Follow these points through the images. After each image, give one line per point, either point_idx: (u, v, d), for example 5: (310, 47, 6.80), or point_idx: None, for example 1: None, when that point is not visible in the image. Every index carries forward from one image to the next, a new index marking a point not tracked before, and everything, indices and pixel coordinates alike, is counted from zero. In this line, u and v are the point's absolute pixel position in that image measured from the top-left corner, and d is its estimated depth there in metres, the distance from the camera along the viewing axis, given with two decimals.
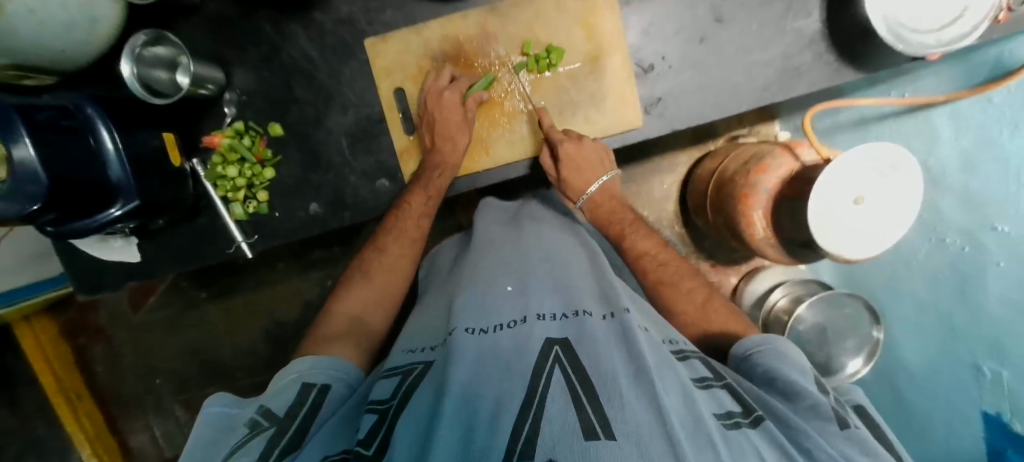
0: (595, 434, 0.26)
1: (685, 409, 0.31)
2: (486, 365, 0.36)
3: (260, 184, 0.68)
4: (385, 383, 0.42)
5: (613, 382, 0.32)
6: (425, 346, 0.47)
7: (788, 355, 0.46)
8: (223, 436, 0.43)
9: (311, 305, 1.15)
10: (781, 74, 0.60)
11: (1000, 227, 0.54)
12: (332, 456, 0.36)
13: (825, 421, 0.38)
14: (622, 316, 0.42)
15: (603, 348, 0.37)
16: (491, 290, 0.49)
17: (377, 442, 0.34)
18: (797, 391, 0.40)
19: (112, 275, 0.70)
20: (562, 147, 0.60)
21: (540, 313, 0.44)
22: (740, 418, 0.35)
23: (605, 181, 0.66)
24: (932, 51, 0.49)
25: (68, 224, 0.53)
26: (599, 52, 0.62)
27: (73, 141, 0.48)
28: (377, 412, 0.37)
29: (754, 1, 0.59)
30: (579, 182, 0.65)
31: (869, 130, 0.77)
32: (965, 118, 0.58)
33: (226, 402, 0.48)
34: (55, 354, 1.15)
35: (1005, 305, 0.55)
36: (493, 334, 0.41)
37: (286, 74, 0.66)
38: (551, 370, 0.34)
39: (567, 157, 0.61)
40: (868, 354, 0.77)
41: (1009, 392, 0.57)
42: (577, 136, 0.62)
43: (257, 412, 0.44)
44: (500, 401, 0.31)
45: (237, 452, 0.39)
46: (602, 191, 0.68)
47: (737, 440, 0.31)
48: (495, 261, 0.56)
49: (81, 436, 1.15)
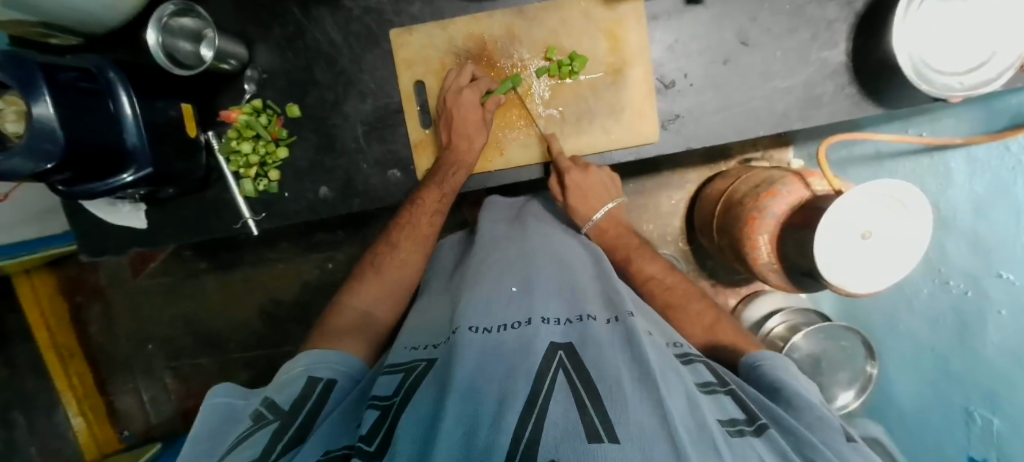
0: (598, 436, 0.27)
1: (689, 414, 0.32)
2: (490, 363, 0.36)
3: (273, 163, 0.68)
4: (387, 379, 0.43)
5: (617, 386, 0.32)
6: (428, 344, 0.48)
7: (798, 373, 0.46)
8: (227, 428, 0.44)
9: (309, 286, 1.16)
10: (801, 103, 0.60)
11: (1005, 274, 0.54)
12: (333, 451, 0.36)
13: (833, 432, 0.38)
14: (627, 320, 0.43)
15: (607, 353, 0.37)
16: (497, 290, 0.49)
17: (378, 439, 0.34)
18: (804, 404, 0.40)
19: (117, 239, 0.71)
20: (568, 176, 0.62)
21: (544, 316, 0.44)
22: (743, 425, 0.35)
23: (611, 209, 0.67)
24: (955, 94, 0.49)
25: (79, 185, 0.52)
26: (622, 64, 0.62)
27: (92, 103, 0.49)
28: (380, 409, 0.38)
29: (782, 27, 0.59)
30: (585, 209, 0.65)
31: (882, 166, 0.76)
32: (980, 163, 0.58)
33: (232, 393, 0.48)
34: (51, 311, 1.16)
35: (1004, 354, 0.55)
36: (498, 333, 0.41)
37: (308, 56, 0.66)
38: (555, 374, 0.34)
39: (574, 185, 0.63)
40: (859, 389, 0.78)
41: (998, 441, 0.57)
42: (584, 165, 0.63)
43: (261, 405, 0.45)
44: (503, 398, 0.31)
45: (242, 442, 0.39)
46: (608, 217, 0.67)
47: (740, 446, 0.31)
48: (499, 260, 0.56)
49: (70, 395, 1.17)
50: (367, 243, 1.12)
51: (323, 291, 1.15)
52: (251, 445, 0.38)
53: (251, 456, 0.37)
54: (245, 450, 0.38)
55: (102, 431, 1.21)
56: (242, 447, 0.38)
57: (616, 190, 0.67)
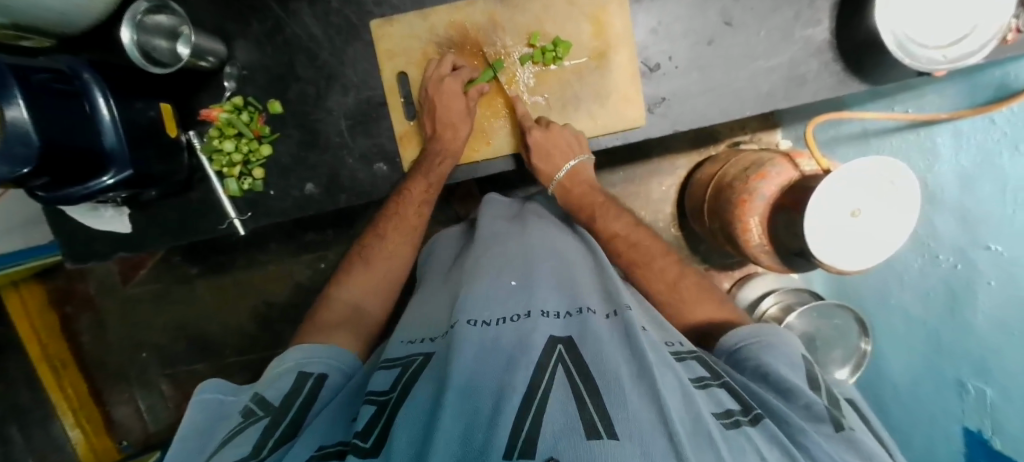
0: (597, 432, 0.26)
1: (685, 408, 0.32)
2: (490, 357, 0.36)
3: (257, 161, 0.67)
4: (384, 374, 0.42)
5: (616, 381, 0.32)
6: (425, 338, 0.47)
7: (783, 348, 0.46)
8: (217, 423, 0.44)
9: (303, 286, 1.15)
10: (787, 82, 0.60)
11: (993, 246, 0.54)
12: (327, 448, 0.35)
13: (820, 421, 0.38)
14: (625, 314, 0.43)
15: (606, 346, 0.37)
16: (496, 284, 0.49)
17: (374, 435, 0.34)
18: (791, 389, 0.40)
19: (102, 245, 0.70)
20: (531, 134, 0.60)
21: (543, 309, 0.45)
22: (739, 416, 0.35)
23: (574, 167, 0.63)
24: (939, 68, 0.49)
25: (59, 190, 0.51)
26: (606, 48, 0.61)
27: (67, 106, 0.47)
28: (376, 404, 0.37)
29: (765, 7, 0.58)
30: (549, 170, 0.63)
31: (870, 143, 0.76)
32: (965, 137, 0.58)
33: (222, 389, 0.48)
34: (41, 321, 1.14)
35: (994, 326, 0.56)
36: (496, 327, 0.41)
37: (288, 51, 0.65)
38: (554, 368, 0.34)
39: (536, 146, 0.61)
40: (853, 365, 0.78)
41: (991, 409, 0.58)
42: (546, 124, 0.62)
43: (251, 401, 0.44)
44: (502, 393, 0.31)
45: (232, 439, 0.39)
46: (572, 176, 0.65)
47: (737, 440, 0.31)
48: (497, 255, 0.56)
49: (65, 406, 1.15)
50: (360, 241, 1.11)
51: (316, 290, 1.15)
52: (241, 442, 0.38)
53: (241, 454, 0.36)
54: (235, 446, 0.37)
55: (101, 442, 1.19)
56: (231, 444, 0.38)
57: (581, 147, 0.63)
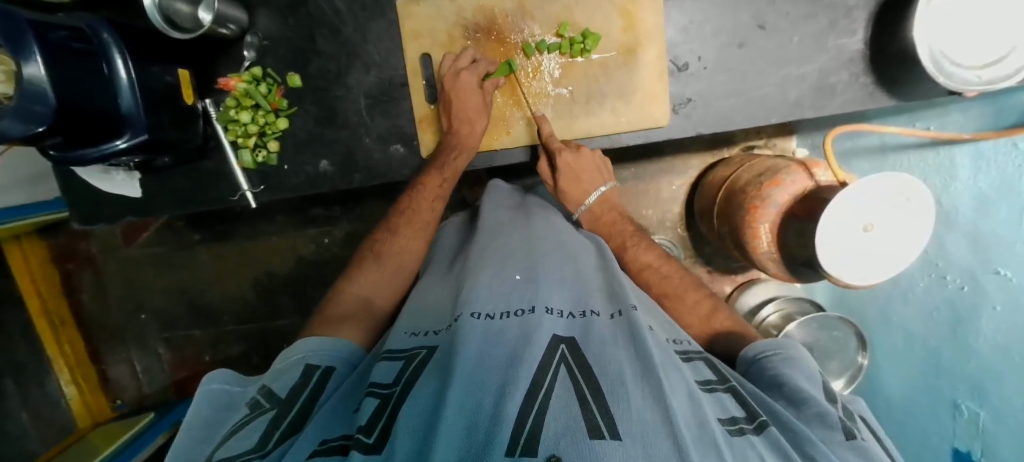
0: (599, 432, 0.27)
1: (690, 412, 0.32)
2: (492, 352, 0.36)
3: (272, 133, 0.66)
4: (387, 366, 0.42)
5: (619, 382, 0.32)
6: (429, 330, 0.48)
7: (800, 360, 0.47)
8: (225, 414, 0.44)
9: (306, 261, 1.15)
10: (815, 91, 0.59)
11: (1002, 271, 0.55)
12: (331, 442, 0.35)
13: (832, 430, 0.38)
14: (630, 314, 0.43)
15: (610, 348, 0.37)
16: (500, 278, 0.49)
17: (377, 430, 0.33)
18: (803, 398, 0.41)
19: (110, 207, 0.69)
20: (561, 157, 0.61)
21: (548, 305, 0.45)
22: (743, 423, 0.35)
23: (603, 192, 0.66)
24: (973, 89, 0.48)
25: (73, 151, 0.50)
26: (635, 44, 0.60)
27: (85, 66, 0.47)
28: (379, 397, 0.38)
29: (800, 12, 0.57)
30: (578, 193, 0.64)
31: (887, 157, 0.76)
32: (987, 161, 0.57)
33: (227, 379, 0.48)
34: (42, 276, 1.14)
35: (997, 350, 0.57)
36: (500, 320, 0.42)
37: (310, 23, 0.64)
38: (556, 368, 0.35)
39: (566, 168, 0.62)
40: (849, 378, 0.79)
41: (982, 433, 0.60)
42: (575, 146, 0.63)
43: (258, 393, 0.45)
44: (504, 387, 0.31)
45: (239, 430, 0.40)
46: (601, 202, 0.66)
47: (740, 446, 0.31)
48: (499, 248, 0.55)
49: (62, 363, 1.16)
50: (365, 219, 1.11)
51: (319, 265, 1.15)
52: (247, 436, 0.38)
53: (244, 448, 0.37)
54: (241, 440, 0.38)
55: (95, 399, 1.20)
56: (238, 436, 0.38)
57: (608, 171, 0.66)
